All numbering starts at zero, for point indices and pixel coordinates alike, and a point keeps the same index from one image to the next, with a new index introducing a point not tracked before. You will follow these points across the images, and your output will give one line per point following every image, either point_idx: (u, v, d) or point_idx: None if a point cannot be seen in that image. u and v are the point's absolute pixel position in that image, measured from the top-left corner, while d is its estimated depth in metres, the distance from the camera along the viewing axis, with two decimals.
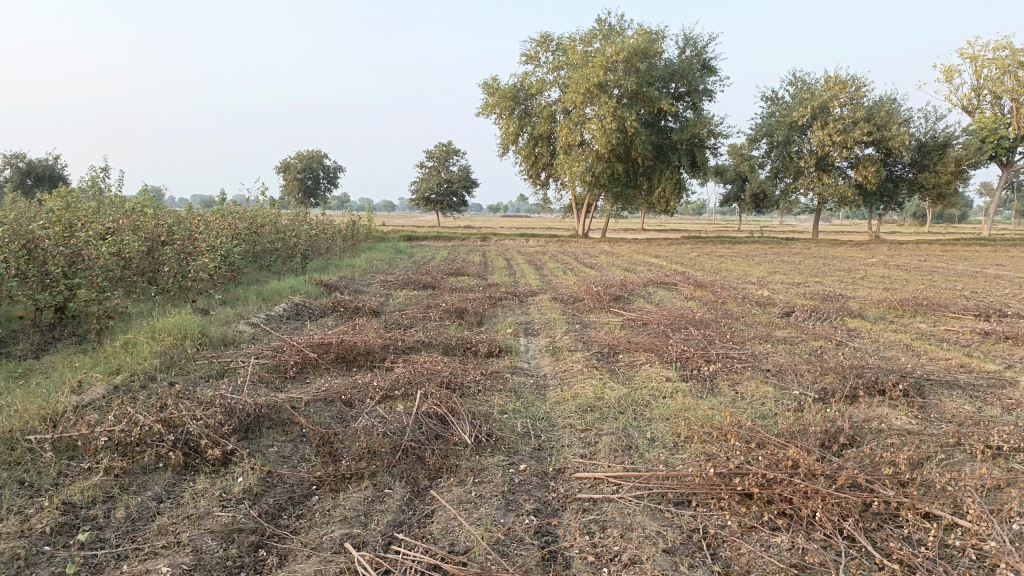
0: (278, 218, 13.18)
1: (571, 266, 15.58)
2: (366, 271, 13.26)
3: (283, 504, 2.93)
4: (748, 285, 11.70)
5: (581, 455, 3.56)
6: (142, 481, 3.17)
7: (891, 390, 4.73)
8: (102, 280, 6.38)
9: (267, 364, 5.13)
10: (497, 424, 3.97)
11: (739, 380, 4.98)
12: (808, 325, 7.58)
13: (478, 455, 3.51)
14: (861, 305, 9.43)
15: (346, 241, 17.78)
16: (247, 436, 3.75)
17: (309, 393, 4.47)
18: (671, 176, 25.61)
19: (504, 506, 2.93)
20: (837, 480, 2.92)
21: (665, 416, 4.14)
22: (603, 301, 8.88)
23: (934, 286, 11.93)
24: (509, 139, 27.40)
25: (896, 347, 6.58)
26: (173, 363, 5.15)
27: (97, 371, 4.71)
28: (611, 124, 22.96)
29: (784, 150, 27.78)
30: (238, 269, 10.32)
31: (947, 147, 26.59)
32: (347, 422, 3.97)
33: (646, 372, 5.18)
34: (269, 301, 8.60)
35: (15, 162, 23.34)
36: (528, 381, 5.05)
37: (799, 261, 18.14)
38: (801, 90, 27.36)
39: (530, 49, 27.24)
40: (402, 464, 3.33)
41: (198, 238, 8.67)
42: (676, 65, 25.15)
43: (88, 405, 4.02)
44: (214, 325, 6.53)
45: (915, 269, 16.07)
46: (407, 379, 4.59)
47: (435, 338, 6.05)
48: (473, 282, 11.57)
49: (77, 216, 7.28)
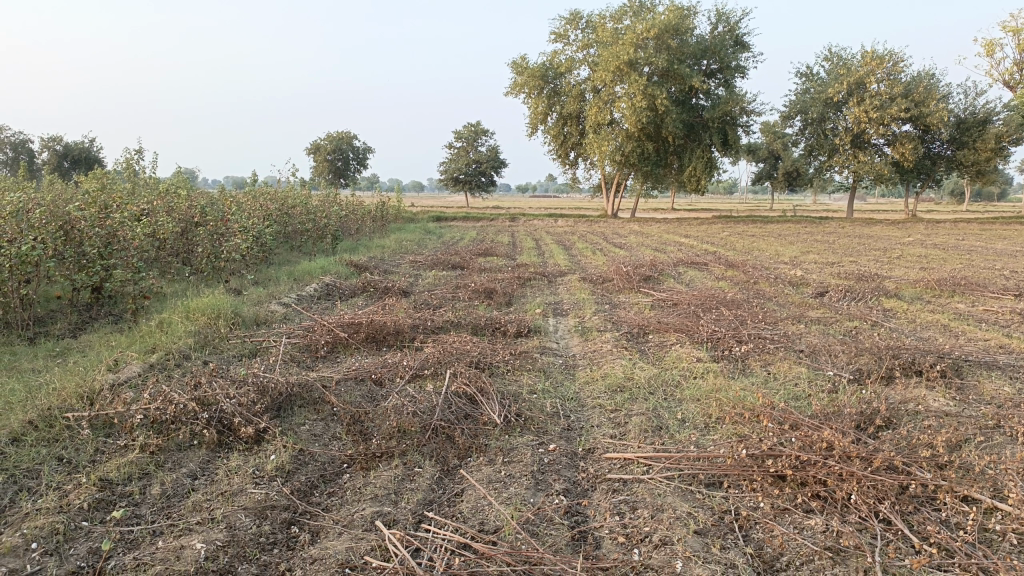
0: (309, 198, 13.28)
1: (601, 246, 15.50)
2: (395, 250, 13.32)
3: (315, 481, 2.96)
4: (780, 265, 11.55)
5: (611, 436, 3.54)
6: (177, 458, 3.23)
7: (928, 370, 4.64)
8: (137, 261, 6.49)
9: (298, 344, 5.18)
10: (526, 404, 3.96)
11: (771, 361, 4.93)
12: (842, 305, 7.46)
13: (508, 434, 3.51)
14: (897, 284, 9.25)
15: (376, 221, 17.86)
16: (280, 415, 3.79)
17: (339, 372, 4.51)
18: (702, 154, 25.31)
19: (534, 486, 2.93)
20: (872, 462, 2.87)
21: (696, 397, 4.10)
22: (632, 281, 8.83)
23: (973, 265, 11.66)
24: (538, 118, 27.25)
25: (934, 328, 6.44)
26: (206, 342, 5.22)
27: (132, 350, 4.80)
28: (641, 102, 22.70)
29: (819, 128, 27.24)
30: (270, 249, 10.42)
31: (987, 123, 25.89)
32: (377, 400, 3.99)
33: (676, 352, 5.13)
34: (301, 282, 8.68)
35: (52, 145, 23.75)
36: (556, 361, 5.04)
37: (833, 240, 17.82)
38: (836, 66, 26.77)
39: (559, 27, 26.98)
40: (432, 442, 3.34)
41: (231, 219, 8.76)
42: (708, 41, 24.73)
43: (124, 383, 4.09)
44: (246, 304, 6.60)
45: (951, 248, 15.73)
46: (436, 359, 4.60)
47: (464, 319, 6.05)
48: (502, 262, 11.55)
49: (112, 198, 7.39)
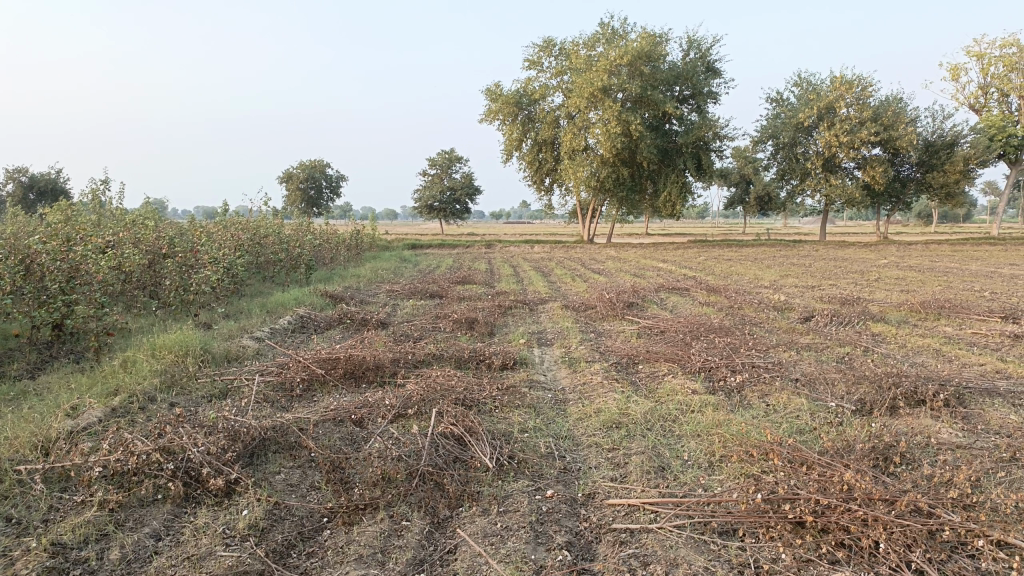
0: (281, 227, 12.99)
1: (580, 272, 15.35)
2: (371, 280, 13.03)
3: (293, 541, 2.69)
4: (761, 289, 11.46)
5: (612, 479, 3.30)
6: (139, 515, 2.93)
7: (930, 399, 4.47)
8: (100, 296, 6.19)
9: (271, 382, 4.89)
10: (519, 444, 3.72)
11: (768, 392, 4.73)
12: (831, 330, 7.32)
13: (501, 480, 3.25)
14: (882, 308, 9.17)
15: (350, 251, 17.56)
16: (252, 462, 3.50)
17: (316, 413, 4.23)
18: (676, 179, 25.39)
19: (533, 539, 2.68)
20: (898, 504, 2.66)
21: (696, 432, 3.89)
22: (616, 309, 8.63)
23: (952, 287, 11.66)
24: (513, 145, 27.23)
25: (927, 352, 6.30)
26: (173, 381, 4.92)
27: (93, 394, 4.48)
28: (616, 128, 22.76)
29: (790, 152, 27.51)
30: (241, 281, 10.09)
31: (955, 145, 26.32)
32: (358, 444, 3.72)
33: (670, 384, 4.92)
34: (274, 314, 8.38)
35: (17, 176, 23.15)
36: (545, 396, 4.80)
37: (811, 263, 17.83)
38: (806, 91, 27.14)
39: (532, 54, 27.08)
40: (419, 491, 3.09)
41: (200, 250, 8.45)
42: (680, 67, 24.91)
43: (84, 430, 3.79)
44: (216, 340, 6.29)
45: (927, 270, 15.79)
46: (419, 397, 4.35)
47: (446, 351, 5.80)
48: (481, 290, 11.32)
49: (75, 230, 7.08)
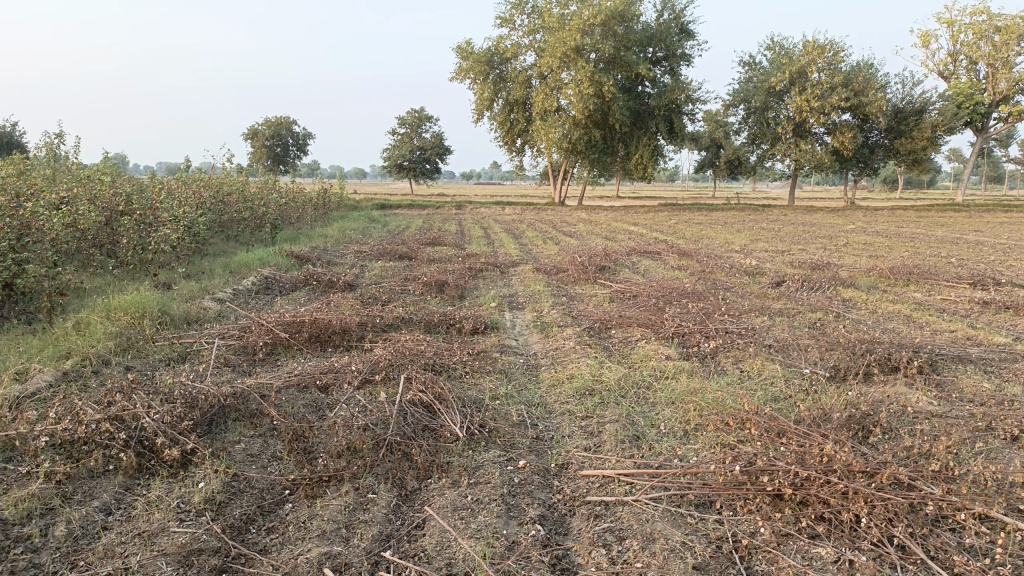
0: (245, 185, 12.64)
1: (550, 235, 15.23)
2: (338, 240, 12.77)
3: (252, 515, 2.56)
4: (732, 254, 11.43)
5: (586, 448, 3.20)
6: (88, 487, 2.77)
7: (904, 366, 4.44)
8: (53, 255, 5.92)
9: (233, 346, 4.72)
10: (491, 412, 3.60)
11: (742, 358, 4.68)
12: (802, 296, 7.30)
13: (471, 450, 3.14)
14: (852, 273, 9.19)
15: (318, 210, 17.22)
16: (211, 430, 3.35)
17: (280, 378, 4.08)
18: (649, 142, 25.24)
19: (505, 513, 2.58)
20: (879, 477, 2.60)
21: (670, 400, 3.81)
22: (588, 272, 8.53)
23: (920, 253, 11.73)
24: (484, 104, 26.79)
25: (897, 319, 6.29)
26: (129, 345, 4.71)
27: (43, 357, 4.27)
28: (588, 89, 22.49)
29: (761, 117, 27.43)
30: (203, 240, 9.80)
31: (923, 112, 26.48)
32: (323, 412, 3.58)
33: (644, 350, 4.84)
34: (237, 275, 8.15)
35: None
36: (517, 361, 4.68)
37: (781, 228, 17.87)
38: (779, 55, 27.00)
39: (504, 11, 26.51)
40: (386, 462, 2.96)
41: (160, 207, 8.16)
42: (654, 28, 24.58)
43: (32, 396, 3.60)
44: (176, 301, 6.07)
45: (895, 235, 15.92)
46: (387, 362, 4.20)
47: (415, 315, 5.65)
48: (451, 252, 11.14)
49: (26, 185, 6.77)
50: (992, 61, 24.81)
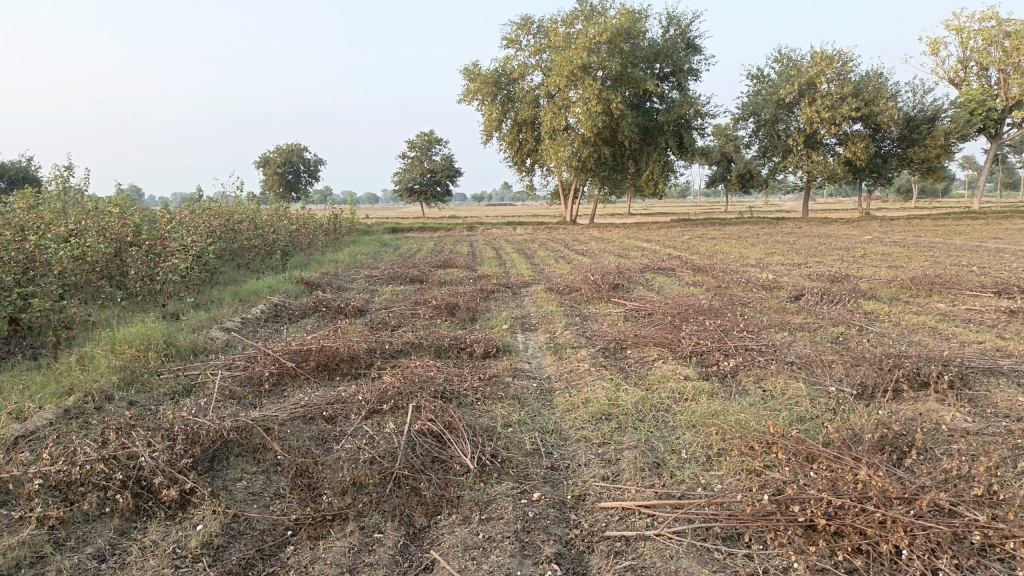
0: (256, 213, 12.63)
1: (562, 254, 15.11)
2: (349, 265, 12.72)
3: (251, 560, 2.42)
4: (748, 268, 11.24)
5: (604, 478, 3.04)
6: (83, 533, 2.64)
7: (935, 381, 4.25)
8: (58, 288, 5.85)
9: (239, 377, 4.60)
10: (503, 441, 3.46)
11: (763, 376, 4.51)
12: (822, 309, 7.11)
13: (484, 482, 2.99)
14: (872, 284, 8.97)
15: (329, 236, 17.19)
16: (212, 467, 3.22)
17: (285, 410, 3.96)
18: (659, 158, 25.13)
19: (519, 552, 2.42)
20: (917, 504, 2.42)
21: (691, 423, 3.64)
22: (602, 291, 8.38)
23: (940, 263, 11.49)
24: (493, 125, 26.83)
25: (923, 331, 6.09)
26: (133, 378, 4.61)
27: (45, 393, 4.17)
28: (596, 107, 22.45)
29: (771, 129, 27.26)
30: (213, 268, 9.74)
31: (936, 119, 26.23)
32: (329, 444, 3.44)
33: (662, 371, 4.67)
34: (246, 303, 8.06)
35: None
36: (530, 385, 4.53)
37: (796, 241, 17.64)
38: (787, 67, 26.90)
39: (510, 33, 26.63)
40: (394, 498, 2.82)
41: (169, 237, 8.12)
42: (660, 44, 24.56)
43: (30, 435, 3.49)
44: (183, 332, 5.98)
45: (913, 245, 15.64)
46: (396, 390, 4.07)
47: (425, 339, 5.52)
48: (462, 274, 11.03)
49: (32, 219, 6.74)
50: (1003, 66, 24.58)
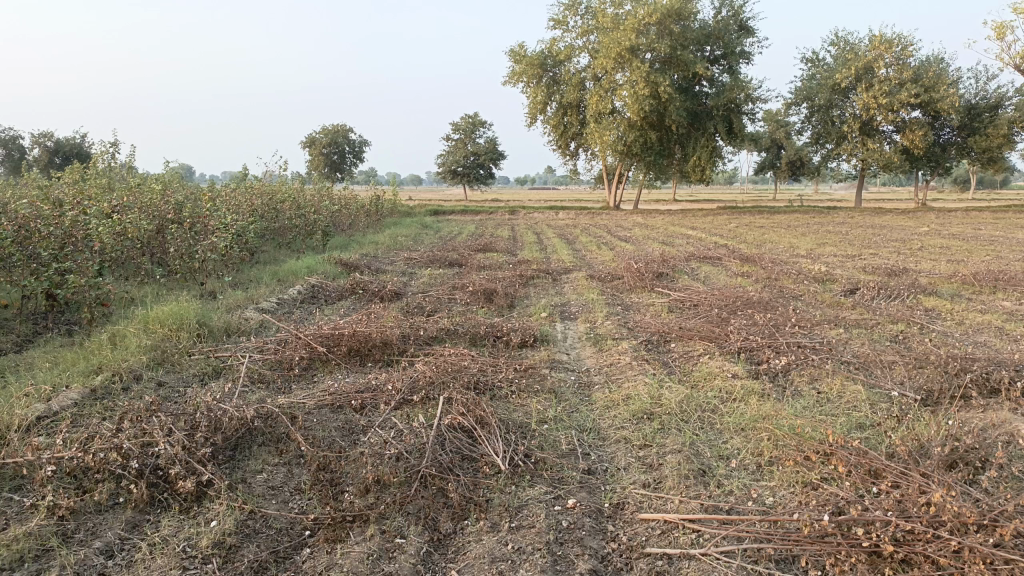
0: (299, 192, 12.58)
1: (604, 240, 14.84)
2: (389, 247, 12.61)
3: (263, 564, 2.26)
4: (798, 259, 10.82)
5: (644, 485, 2.82)
6: (93, 525, 2.51)
7: (1006, 388, 3.92)
8: (95, 264, 5.80)
9: (269, 361, 4.47)
10: (538, 439, 3.26)
11: (819, 377, 4.22)
12: (878, 304, 6.75)
13: (515, 486, 2.79)
14: (932, 279, 8.54)
15: (370, 216, 17.14)
16: (233, 456, 3.08)
17: (312, 396, 3.81)
18: (706, 143, 24.55)
19: (551, 566, 2.23)
20: (1000, 533, 2.15)
21: (740, 427, 3.39)
22: (645, 279, 8.11)
23: (1002, 257, 10.94)
24: (537, 108, 26.52)
25: (988, 331, 5.71)
26: (164, 358, 4.51)
27: (73, 372, 4.10)
28: (644, 90, 21.96)
29: (825, 115, 26.43)
30: (254, 247, 9.70)
31: (999, 108, 25.14)
32: (355, 436, 3.28)
33: (708, 367, 4.42)
34: (284, 283, 7.96)
35: (43, 141, 23.07)
36: (568, 379, 4.31)
37: (848, 231, 17.06)
38: (843, 51, 26.00)
39: (557, 13, 26.20)
40: (418, 499, 2.64)
41: (209, 215, 8.05)
42: (711, 26, 23.85)
43: (52, 417, 3.39)
44: (218, 311, 5.88)
45: (972, 238, 14.99)
46: (427, 380, 3.89)
47: (461, 327, 5.34)
48: (502, 259, 10.83)
49: (74, 194, 6.73)
50: None
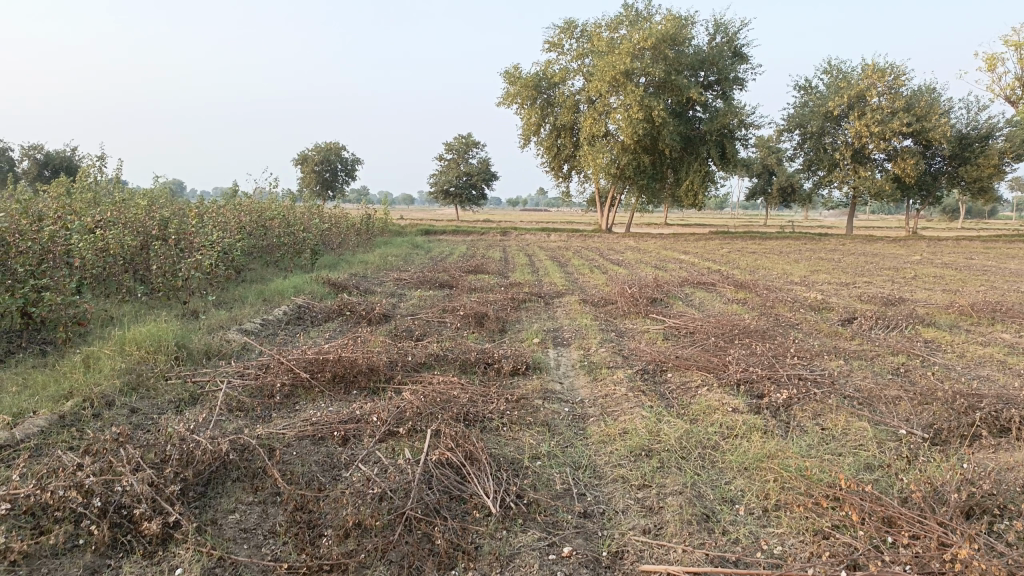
0: (289, 210, 12.40)
1: (597, 263, 14.72)
2: (379, 267, 12.44)
3: None
4: (793, 286, 10.70)
5: (645, 531, 2.64)
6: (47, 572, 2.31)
7: (1017, 427, 3.76)
8: (73, 282, 5.59)
9: (249, 387, 4.27)
10: (530, 478, 3.08)
11: (822, 413, 4.06)
12: (876, 335, 6.61)
13: (506, 531, 2.60)
14: (929, 310, 8.43)
15: (360, 235, 16.98)
16: (205, 493, 2.89)
17: (292, 427, 3.61)
18: (699, 168, 24.57)
19: None
20: None
21: (743, 466, 3.22)
22: (639, 305, 7.96)
23: (998, 288, 10.86)
24: (531, 129, 26.52)
25: (991, 365, 5.58)
26: (139, 382, 4.30)
27: (42, 396, 3.88)
28: (638, 113, 21.98)
29: (817, 142, 26.56)
30: (240, 265, 9.50)
31: (990, 138, 25.30)
32: (337, 472, 3.09)
33: (708, 400, 4.25)
34: (270, 303, 7.76)
35: (32, 153, 22.82)
36: (562, 411, 4.13)
37: (841, 259, 17.00)
38: (836, 79, 26.17)
39: (553, 36, 26.28)
40: (402, 546, 2.45)
41: (194, 232, 7.87)
42: (706, 52, 23.97)
43: (14, 447, 3.18)
44: (199, 332, 5.68)
45: (964, 268, 14.95)
46: (415, 411, 3.71)
47: (450, 353, 5.16)
48: (493, 281, 10.68)
49: (56, 208, 6.54)
50: None
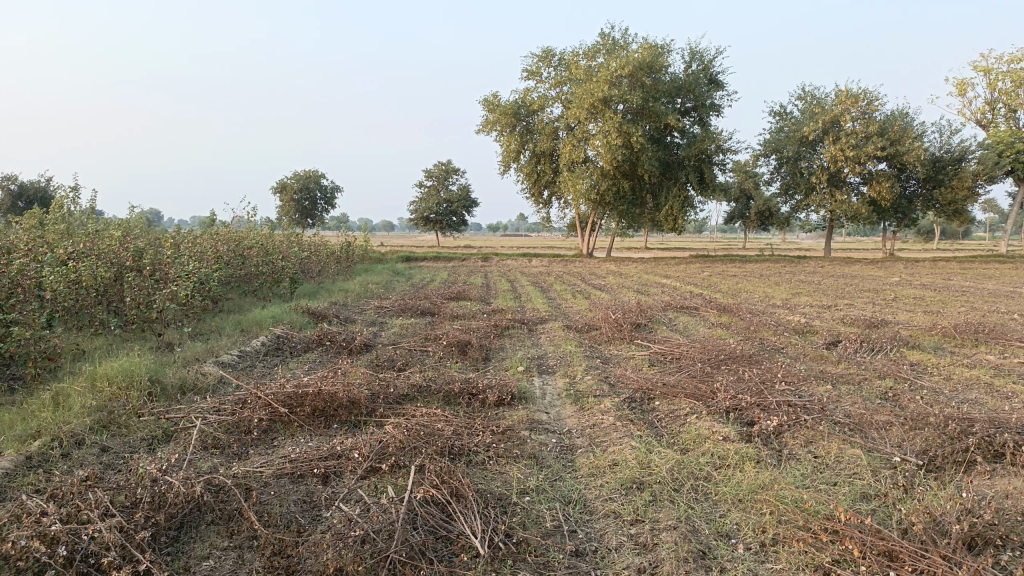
0: (267, 239, 12.26)
1: (579, 288, 14.67)
2: (360, 295, 12.30)
3: None
4: (775, 310, 10.68)
5: (639, 571, 2.54)
6: None
7: (1011, 452, 3.70)
8: (43, 316, 5.42)
9: (225, 423, 4.13)
10: (519, 515, 2.96)
11: (814, 440, 3.98)
12: (862, 359, 6.57)
13: (495, 573, 2.49)
14: (911, 332, 8.43)
15: (340, 263, 16.82)
16: (177, 538, 2.75)
17: (270, 464, 3.48)
18: (679, 193, 24.72)
19: None
20: None
21: (737, 498, 3.14)
22: (623, 331, 7.89)
23: (977, 309, 10.93)
24: (511, 156, 26.60)
25: (978, 387, 5.54)
26: (110, 420, 4.14)
27: (7, 436, 3.72)
28: (617, 139, 22.11)
29: (794, 166, 26.85)
30: (217, 296, 9.33)
31: (962, 161, 25.69)
32: (317, 512, 2.96)
33: (697, 429, 4.16)
34: (247, 334, 7.60)
35: (5, 184, 22.49)
36: (549, 442, 4.02)
37: (821, 281, 17.07)
38: (810, 104, 26.55)
39: (531, 64, 26.47)
40: None
41: (170, 262, 7.72)
42: (682, 79, 24.24)
43: None
44: (174, 366, 5.51)
45: (943, 289, 15.05)
46: (398, 445, 3.59)
47: (433, 383, 5.04)
48: (476, 308, 10.58)
49: (27, 240, 6.38)
50: None
